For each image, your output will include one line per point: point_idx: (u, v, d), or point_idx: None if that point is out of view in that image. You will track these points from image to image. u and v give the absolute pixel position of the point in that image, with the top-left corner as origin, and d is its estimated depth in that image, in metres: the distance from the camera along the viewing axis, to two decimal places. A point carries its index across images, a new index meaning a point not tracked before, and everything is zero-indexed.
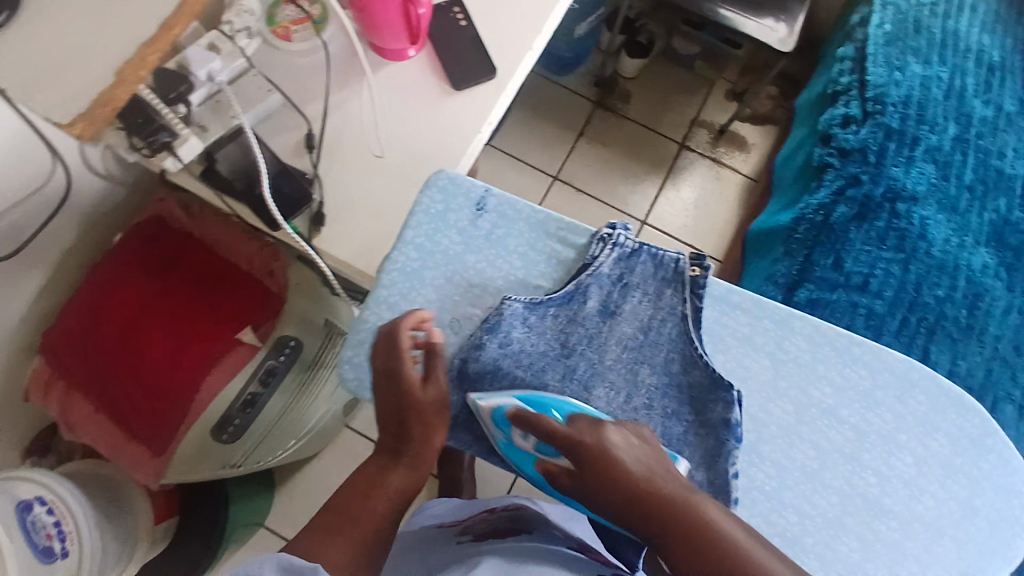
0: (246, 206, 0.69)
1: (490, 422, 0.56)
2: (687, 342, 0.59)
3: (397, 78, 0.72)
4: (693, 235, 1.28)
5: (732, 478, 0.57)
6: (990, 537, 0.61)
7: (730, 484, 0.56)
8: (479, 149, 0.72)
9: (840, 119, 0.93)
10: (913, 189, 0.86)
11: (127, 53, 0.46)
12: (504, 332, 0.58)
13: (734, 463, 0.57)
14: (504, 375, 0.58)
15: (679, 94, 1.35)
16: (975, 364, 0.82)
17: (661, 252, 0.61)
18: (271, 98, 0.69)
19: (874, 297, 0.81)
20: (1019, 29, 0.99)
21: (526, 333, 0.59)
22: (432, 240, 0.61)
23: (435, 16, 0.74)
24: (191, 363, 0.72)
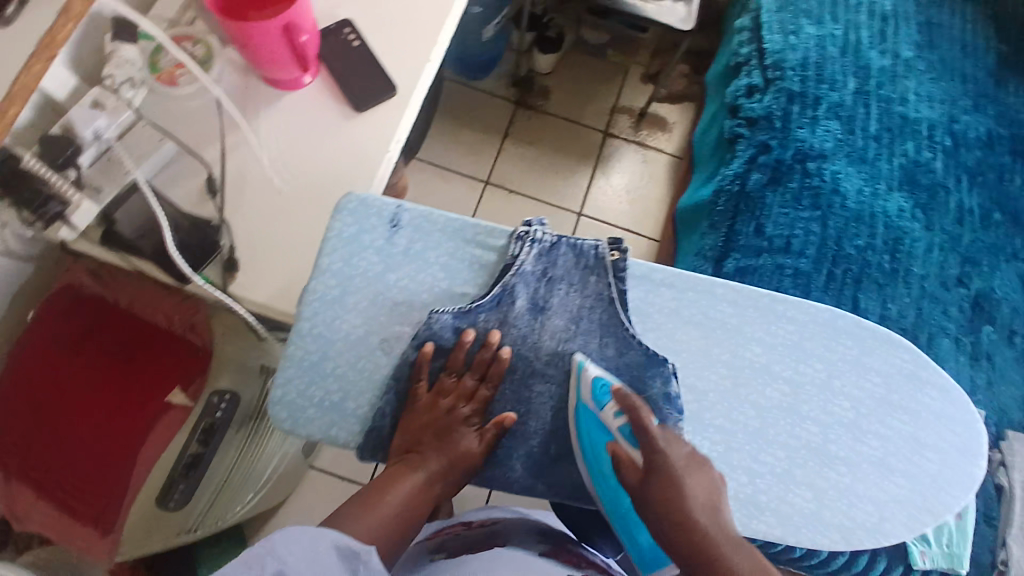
0: (151, 263, 0.67)
1: (582, 387, 0.58)
2: (617, 325, 0.60)
3: (295, 107, 0.70)
4: (629, 220, 1.30)
5: None
6: (943, 467, 0.64)
7: None
8: (390, 168, 0.71)
9: (744, 89, 0.95)
10: (820, 147, 0.89)
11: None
12: (438, 344, 0.58)
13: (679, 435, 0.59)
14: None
15: (597, 84, 1.37)
16: (905, 305, 0.86)
17: (579, 242, 0.62)
18: (165, 147, 0.67)
19: (799, 256, 0.84)
20: None
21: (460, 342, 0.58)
22: (351, 264, 0.59)
23: (325, 39, 0.72)
24: (126, 433, 0.70)
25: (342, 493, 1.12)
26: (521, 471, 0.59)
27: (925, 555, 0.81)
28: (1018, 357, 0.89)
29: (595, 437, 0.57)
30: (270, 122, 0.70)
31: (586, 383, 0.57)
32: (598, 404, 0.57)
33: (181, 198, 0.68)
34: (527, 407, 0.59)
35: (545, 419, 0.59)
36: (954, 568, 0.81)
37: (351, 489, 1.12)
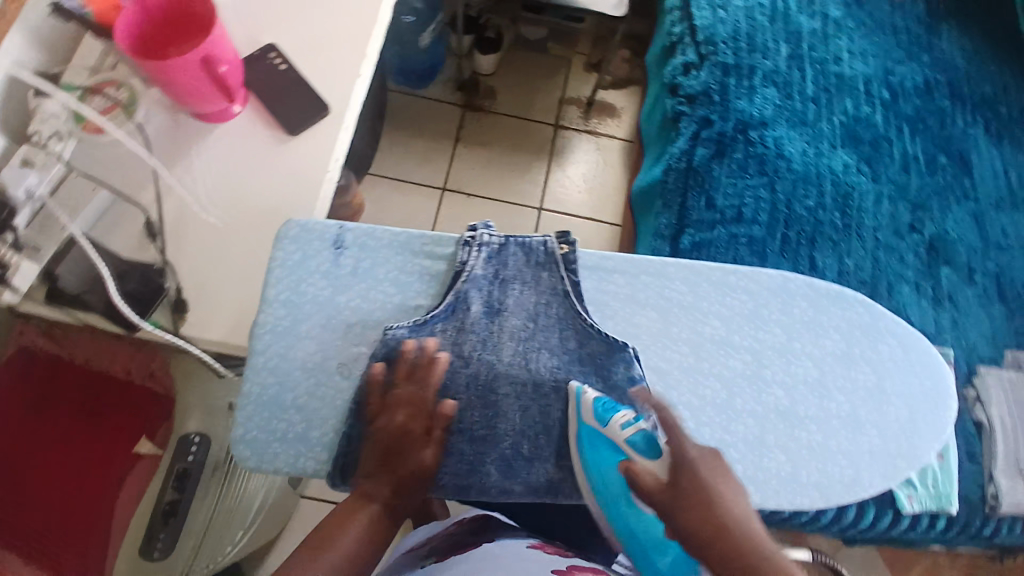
0: (97, 313, 0.65)
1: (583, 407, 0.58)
2: (575, 317, 0.60)
3: (228, 139, 0.69)
4: (590, 208, 1.31)
5: None
6: (912, 414, 0.66)
7: None
8: (332, 189, 0.70)
9: (681, 67, 0.95)
10: (760, 116, 0.90)
11: None
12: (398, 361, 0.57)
13: None
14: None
15: (541, 78, 1.37)
16: (861, 258, 0.87)
17: (527, 240, 0.61)
18: (98, 196, 0.66)
19: (751, 224, 0.85)
20: None
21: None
22: (298, 291, 0.58)
23: (250, 67, 0.72)
24: (97, 485, 0.69)
25: None
26: (496, 475, 0.58)
27: (912, 500, 0.82)
28: (979, 295, 0.90)
29: (603, 455, 0.57)
30: (203, 157, 0.69)
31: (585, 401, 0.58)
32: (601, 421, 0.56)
33: (120, 246, 0.66)
34: (495, 412, 0.58)
35: (514, 421, 0.59)
36: (943, 509, 0.82)
37: None
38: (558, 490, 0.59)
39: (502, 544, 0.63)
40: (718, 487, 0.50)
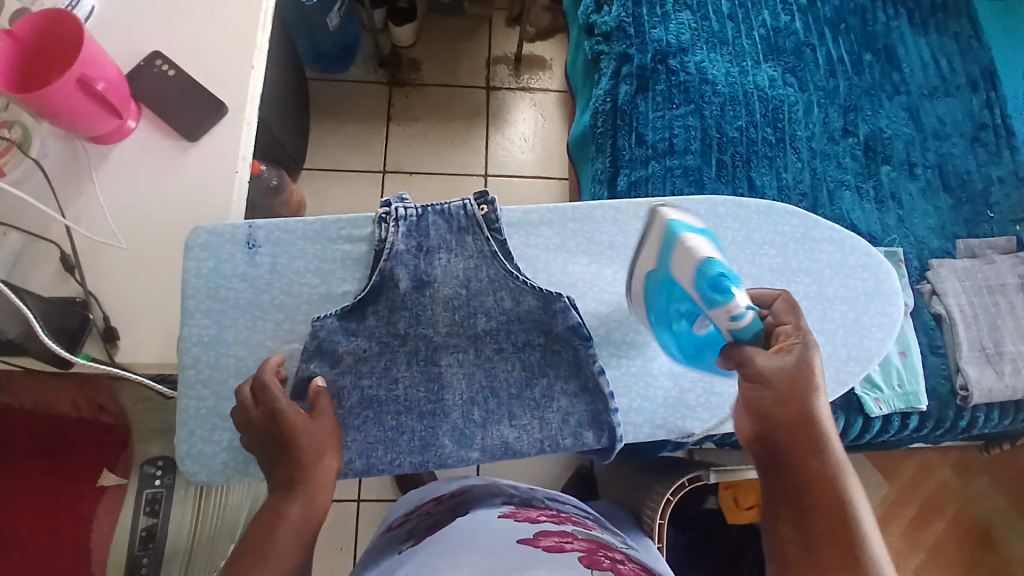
0: (31, 357, 0.64)
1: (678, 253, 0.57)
2: (506, 276, 0.59)
3: (128, 157, 0.67)
4: (537, 167, 1.29)
5: (600, 374, 0.59)
6: (857, 315, 0.66)
7: (601, 380, 0.59)
8: (246, 189, 0.68)
9: (592, 6, 0.93)
10: (677, 42, 0.88)
11: None
12: (332, 351, 0.58)
13: (596, 361, 0.59)
14: (352, 388, 0.58)
15: (464, 41, 1.33)
16: (798, 170, 0.86)
17: (446, 206, 0.59)
18: (9, 240, 0.64)
19: (684, 154, 0.84)
20: None
21: (358, 342, 0.59)
22: (219, 296, 0.66)
23: (139, 78, 0.69)
24: (68, 527, 0.68)
25: (339, 519, 1.12)
26: (452, 446, 0.59)
27: (879, 402, 0.82)
28: (922, 188, 0.90)
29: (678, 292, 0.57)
30: (106, 179, 0.66)
31: (680, 249, 0.57)
32: (700, 270, 0.55)
33: (41, 286, 0.64)
34: (441, 383, 0.59)
35: (460, 389, 0.60)
36: (912, 407, 0.82)
37: (345, 509, 1.13)
38: (516, 451, 0.59)
39: (475, 518, 0.67)
40: (808, 376, 0.48)
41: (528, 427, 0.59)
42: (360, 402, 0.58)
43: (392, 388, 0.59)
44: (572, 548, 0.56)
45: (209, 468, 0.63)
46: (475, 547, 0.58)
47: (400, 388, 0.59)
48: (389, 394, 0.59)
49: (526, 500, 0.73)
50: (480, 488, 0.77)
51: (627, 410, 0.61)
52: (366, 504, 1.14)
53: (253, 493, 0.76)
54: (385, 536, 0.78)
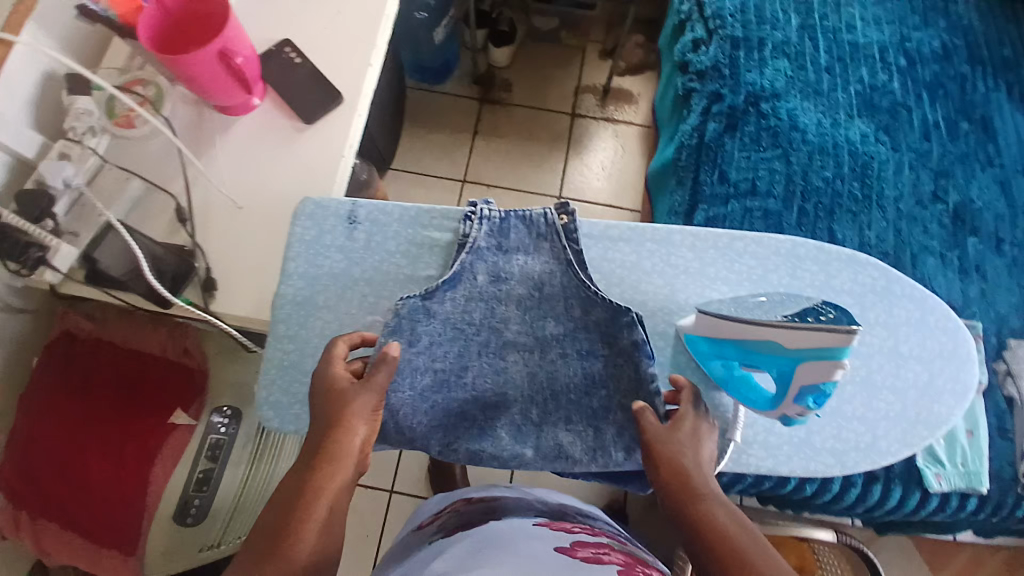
0: (137, 293, 0.70)
1: (813, 362, 0.53)
2: (579, 285, 0.62)
3: (248, 131, 0.73)
4: (611, 196, 1.31)
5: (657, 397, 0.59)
6: (931, 377, 0.65)
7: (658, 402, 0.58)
8: (348, 173, 0.73)
9: (690, 44, 0.95)
10: (771, 88, 0.89)
11: None
12: (409, 332, 0.60)
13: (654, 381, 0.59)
14: (424, 370, 0.60)
15: (556, 69, 1.38)
16: (882, 229, 0.85)
17: (528, 213, 0.63)
18: (131, 186, 0.70)
19: (766, 197, 0.84)
20: None
21: (432, 326, 0.61)
22: (316, 263, 0.68)
23: (268, 61, 0.75)
24: (134, 461, 0.73)
25: (369, 506, 1.15)
26: (508, 439, 0.61)
27: (939, 478, 0.79)
28: (1008, 264, 0.87)
29: (782, 366, 0.55)
30: (226, 147, 0.72)
31: (821, 364, 0.53)
32: (817, 389, 0.54)
33: (153, 232, 0.70)
34: (505, 378, 0.61)
35: (522, 387, 0.61)
36: (973, 488, 0.79)
37: (377, 498, 1.15)
38: (569, 456, 0.60)
39: (511, 523, 0.67)
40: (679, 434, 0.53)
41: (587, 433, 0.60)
42: (427, 390, 0.60)
43: (460, 374, 0.61)
44: (610, 561, 0.56)
45: (274, 422, 0.67)
46: (511, 549, 0.58)
47: (467, 375, 0.61)
48: (456, 380, 0.61)
49: (558, 515, 0.73)
50: (513, 495, 0.77)
51: None
52: (397, 496, 1.16)
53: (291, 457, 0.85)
54: (411, 537, 0.77)
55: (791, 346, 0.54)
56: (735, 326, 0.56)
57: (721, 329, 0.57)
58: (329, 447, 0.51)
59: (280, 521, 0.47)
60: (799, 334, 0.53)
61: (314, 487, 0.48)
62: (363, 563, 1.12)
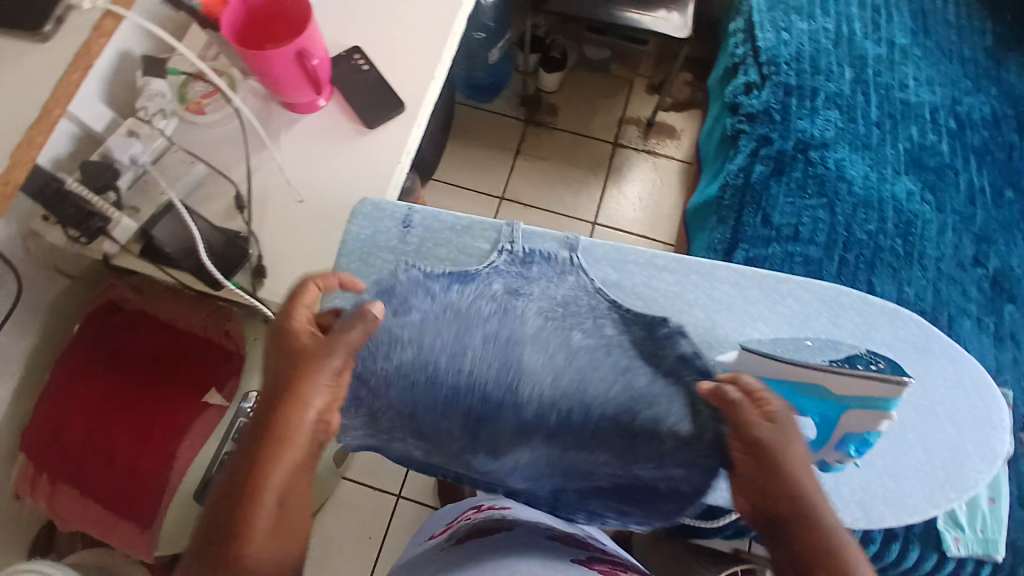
0: (186, 271, 0.72)
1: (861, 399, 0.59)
2: (607, 307, 0.64)
3: (313, 128, 0.76)
4: (644, 227, 1.32)
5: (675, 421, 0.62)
6: (962, 440, 0.64)
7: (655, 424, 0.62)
8: (403, 178, 0.75)
9: (742, 87, 0.97)
10: (821, 137, 0.90)
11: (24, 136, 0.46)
12: (400, 302, 0.64)
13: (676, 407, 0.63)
14: (408, 344, 0.63)
15: (603, 98, 1.41)
16: (921, 287, 0.85)
17: (551, 252, 0.66)
18: (195, 169, 0.73)
19: (808, 244, 0.85)
20: None
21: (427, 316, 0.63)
22: (366, 260, 0.73)
23: (338, 65, 0.78)
24: (162, 435, 0.74)
25: (375, 508, 1.15)
26: (511, 424, 0.65)
27: (958, 542, 0.77)
28: None
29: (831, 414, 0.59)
30: (290, 142, 0.75)
31: (870, 413, 0.59)
32: (862, 437, 0.60)
33: (211, 215, 0.73)
34: (518, 378, 0.64)
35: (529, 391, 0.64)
36: (989, 555, 0.77)
37: (383, 502, 1.15)
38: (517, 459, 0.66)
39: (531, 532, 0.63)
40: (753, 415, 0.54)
41: (564, 436, 0.65)
42: (405, 366, 0.63)
43: (453, 362, 0.64)
44: None
45: None
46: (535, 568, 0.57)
47: (464, 365, 0.64)
48: (450, 370, 0.63)
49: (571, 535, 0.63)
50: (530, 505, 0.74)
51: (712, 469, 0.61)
52: (402, 502, 1.15)
53: None
54: (418, 546, 0.71)
55: (839, 393, 0.59)
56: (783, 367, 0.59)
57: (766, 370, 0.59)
58: (283, 422, 0.48)
59: (231, 511, 0.46)
60: (854, 381, 0.58)
61: (263, 472, 0.47)
62: (362, 566, 1.11)
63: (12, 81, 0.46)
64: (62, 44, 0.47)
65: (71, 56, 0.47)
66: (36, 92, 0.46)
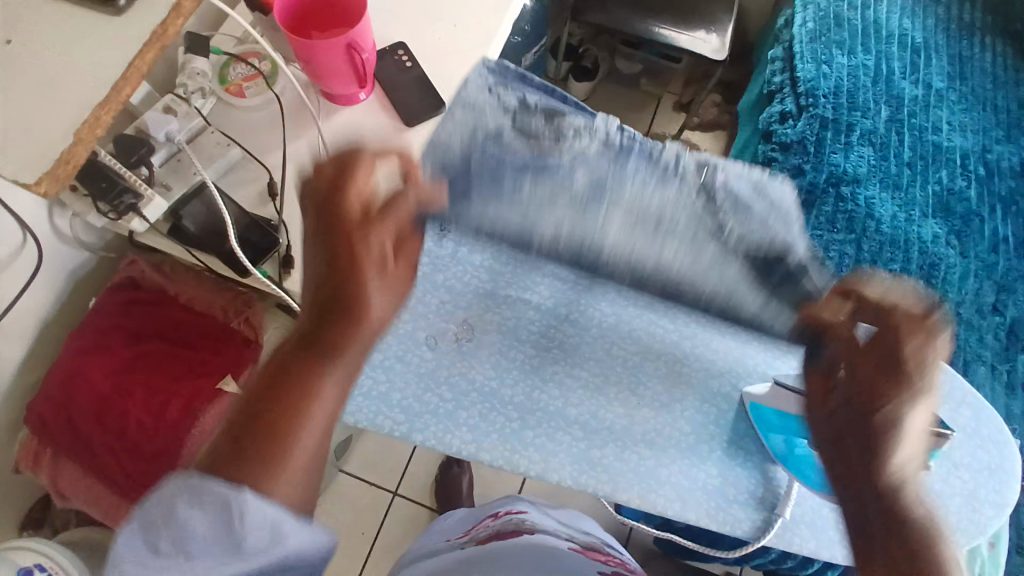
0: (215, 257, 0.71)
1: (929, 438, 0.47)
2: (701, 212, 0.59)
3: (351, 120, 0.75)
4: None
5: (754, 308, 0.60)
6: (975, 487, 0.63)
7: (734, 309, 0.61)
8: None
9: (777, 116, 0.98)
10: (854, 172, 0.91)
11: (80, 115, 0.45)
12: (492, 173, 0.58)
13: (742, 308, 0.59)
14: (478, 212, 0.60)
15: (629, 112, 1.41)
16: None
17: (658, 152, 0.60)
18: (230, 152, 0.72)
19: (833, 278, 0.85)
20: (939, 9, 1.04)
21: (527, 171, 0.58)
22: None
23: (380, 60, 0.76)
24: (174, 420, 0.72)
25: (370, 502, 1.14)
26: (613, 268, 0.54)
27: None
28: None
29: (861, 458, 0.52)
30: (329, 133, 0.74)
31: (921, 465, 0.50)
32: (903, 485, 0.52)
33: (243, 200, 0.72)
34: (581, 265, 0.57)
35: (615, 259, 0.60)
36: None
37: (378, 496, 1.14)
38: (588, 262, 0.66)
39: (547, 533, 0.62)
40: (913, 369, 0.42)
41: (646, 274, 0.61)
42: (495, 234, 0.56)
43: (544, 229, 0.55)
44: None
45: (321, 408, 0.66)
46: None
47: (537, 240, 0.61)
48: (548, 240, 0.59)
49: (589, 544, 0.63)
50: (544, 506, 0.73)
51: (730, 499, 0.58)
52: (398, 499, 1.15)
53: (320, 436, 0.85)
54: (434, 541, 0.71)
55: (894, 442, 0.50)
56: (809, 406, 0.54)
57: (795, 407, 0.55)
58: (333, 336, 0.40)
59: (248, 407, 0.38)
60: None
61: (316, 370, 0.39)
62: (353, 558, 1.11)
63: (83, 54, 0.46)
64: (135, 23, 0.47)
65: (144, 34, 0.46)
66: (98, 70, 0.45)
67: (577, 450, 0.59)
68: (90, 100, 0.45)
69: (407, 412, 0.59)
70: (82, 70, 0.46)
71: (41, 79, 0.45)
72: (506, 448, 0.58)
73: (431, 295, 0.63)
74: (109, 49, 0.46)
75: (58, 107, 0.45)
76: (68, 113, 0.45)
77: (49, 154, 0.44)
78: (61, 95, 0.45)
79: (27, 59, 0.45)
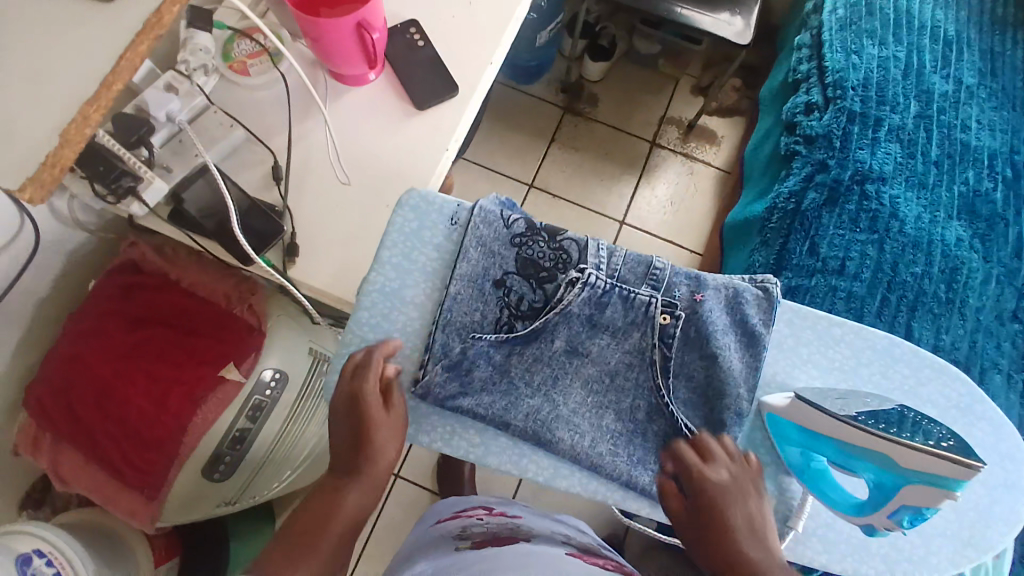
0: (217, 243, 0.68)
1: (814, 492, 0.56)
2: (653, 388, 0.59)
3: (359, 102, 0.72)
4: (671, 231, 1.29)
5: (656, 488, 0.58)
6: (990, 505, 0.61)
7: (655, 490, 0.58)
8: (448, 166, 0.72)
9: (803, 106, 0.96)
10: (880, 170, 0.87)
11: (68, 112, 0.42)
12: (464, 370, 0.59)
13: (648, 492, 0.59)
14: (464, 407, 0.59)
15: (645, 94, 1.36)
16: (959, 337, 0.82)
17: (633, 294, 0.60)
18: (233, 133, 0.69)
19: (852, 279, 0.83)
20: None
21: (497, 347, 0.60)
22: (409, 257, 0.63)
23: (391, 38, 0.73)
24: (177, 408, 0.71)
25: None
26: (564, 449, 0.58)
27: None
28: None
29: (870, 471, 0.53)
30: (337, 115, 0.71)
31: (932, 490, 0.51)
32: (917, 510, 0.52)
33: (245, 183, 0.69)
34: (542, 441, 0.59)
35: (567, 452, 0.58)
36: None
37: None
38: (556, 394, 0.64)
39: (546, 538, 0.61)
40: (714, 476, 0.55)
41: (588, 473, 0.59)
42: (467, 409, 0.59)
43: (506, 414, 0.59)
44: None
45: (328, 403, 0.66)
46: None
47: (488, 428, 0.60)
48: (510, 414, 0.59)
49: (586, 548, 0.63)
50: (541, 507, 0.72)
51: None
52: (400, 482, 1.15)
53: (323, 421, 0.86)
54: (429, 533, 0.70)
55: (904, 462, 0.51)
56: (838, 426, 0.53)
57: (823, 425, 0.54)
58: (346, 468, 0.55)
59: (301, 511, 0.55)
60: (918, 456, 0.51)
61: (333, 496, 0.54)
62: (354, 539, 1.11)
63: (73, 47, 0.43)
64: (125, 12, 0.44)
65: (136, 25, 0.44)
66: (87, 62, 0.43)
67: (583, 452, 0.58)
68: (79, 95, 0.43)
69: (412, 413, 0.60)
70: (70, 62, 0.43)
71: (26, 73, 0.43)
72: (515, 452, 0.59)
73: (439, 291, 0.63)
74: (98, 39, 0.43)
75: (45, 102, 0.42)
76: (56, 108, 0.42)
77: (39, 153, 0.42)
78: (48, 89, 0.43)
79: (10, 50, 0.43)
